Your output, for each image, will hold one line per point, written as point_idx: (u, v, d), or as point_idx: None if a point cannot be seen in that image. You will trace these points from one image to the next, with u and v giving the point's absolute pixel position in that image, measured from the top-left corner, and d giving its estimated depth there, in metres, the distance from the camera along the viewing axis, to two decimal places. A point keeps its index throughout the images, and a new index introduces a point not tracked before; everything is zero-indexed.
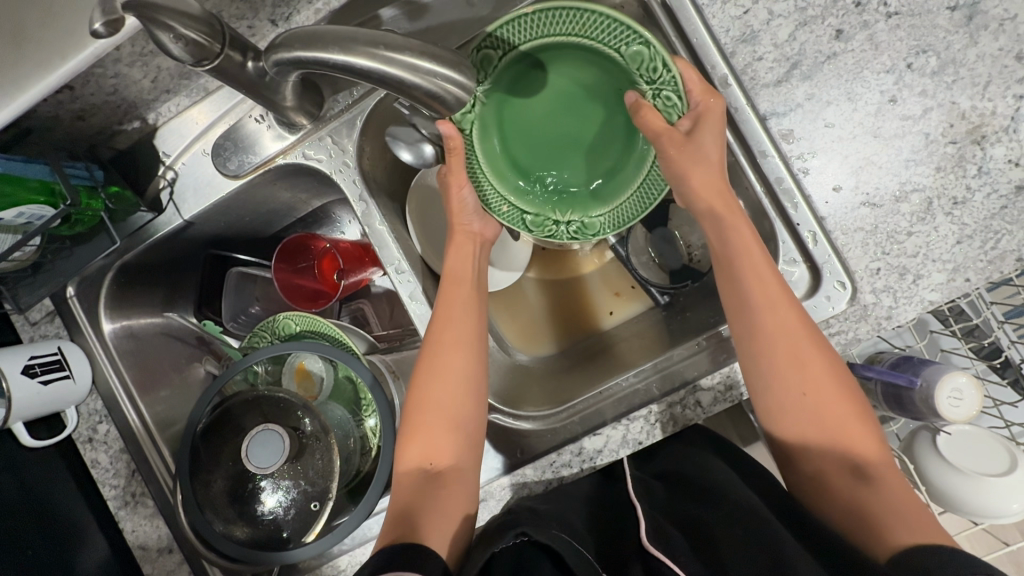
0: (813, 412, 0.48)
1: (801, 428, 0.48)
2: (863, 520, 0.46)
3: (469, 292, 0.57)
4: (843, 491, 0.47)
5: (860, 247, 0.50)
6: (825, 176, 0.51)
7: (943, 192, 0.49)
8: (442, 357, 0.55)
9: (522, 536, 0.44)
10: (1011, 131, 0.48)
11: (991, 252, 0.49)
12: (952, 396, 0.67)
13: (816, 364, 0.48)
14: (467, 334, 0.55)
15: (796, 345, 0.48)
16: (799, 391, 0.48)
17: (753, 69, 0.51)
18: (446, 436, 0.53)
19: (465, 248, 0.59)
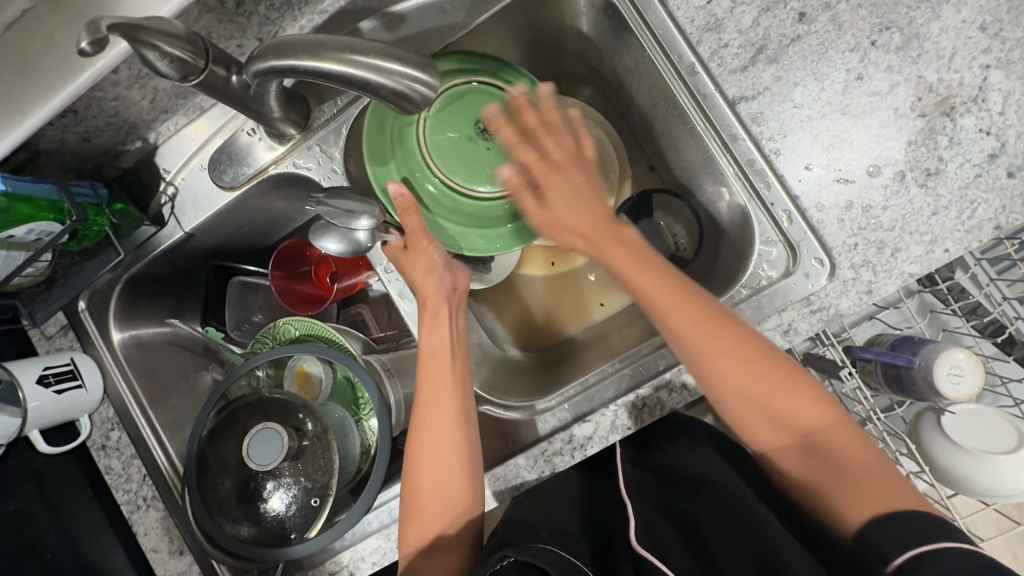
0: (745, 381, 0.49)
1: (759, 425, 0.49)
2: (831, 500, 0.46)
3: (448, 365, 0.57)
4: (809, 472, 0.47)
5: (836, 223, 0.51)
6: (797, 158, 0.52)
7: (915, 165, 0.50)
8: (427, 440, 0.55)
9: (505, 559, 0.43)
10: (980, 101, 0.49)
11: (968, 221, 0.49)
12: (952, 373, 0.66)
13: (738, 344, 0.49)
14: (450, 411, 0.56)
15: (719, 354, 0.49)
16: (742, 393, 0.48)
17: (720, 56, 0.53)
18: (442, 497, 0.54)
19: (440, 312, 0.59)
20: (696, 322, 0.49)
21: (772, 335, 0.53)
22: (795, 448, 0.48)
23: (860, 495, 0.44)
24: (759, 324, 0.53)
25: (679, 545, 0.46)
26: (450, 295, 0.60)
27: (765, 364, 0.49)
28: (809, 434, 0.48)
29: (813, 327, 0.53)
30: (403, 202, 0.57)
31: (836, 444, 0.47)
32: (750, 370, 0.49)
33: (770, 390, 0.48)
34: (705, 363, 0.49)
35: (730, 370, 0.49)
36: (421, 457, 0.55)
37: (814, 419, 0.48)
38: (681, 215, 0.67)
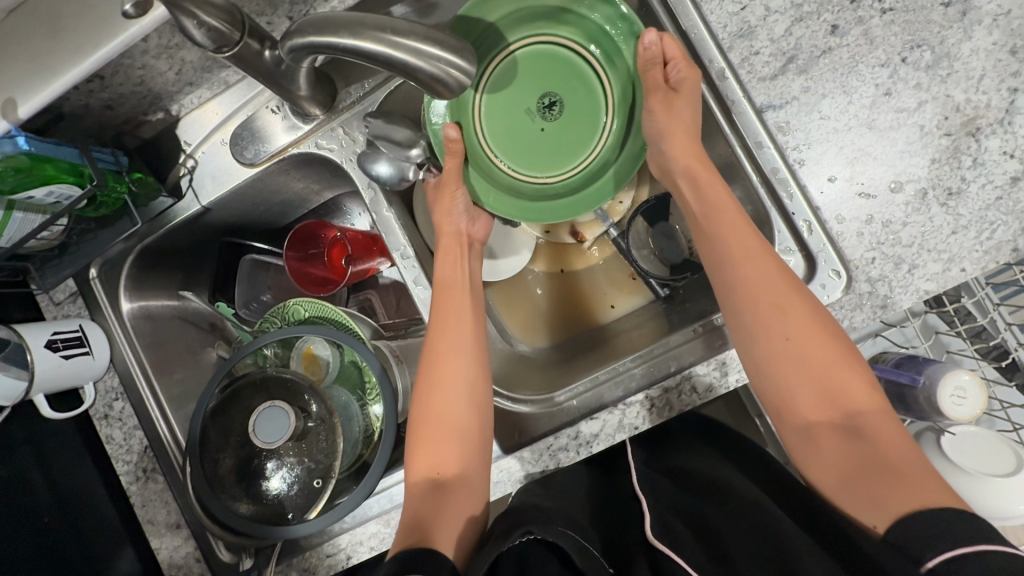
0: (796, 334, 0.49)
1: (806, 398, 0.48)
2: (860, 490, 0.44)
3: (461, 296, 0.59)
4: (848, 455, 0.46)
5: (855, 236, 0.51)
6: (822, 169, 0.52)
7: (938, 183, 0.50)
8: (441, 369, 0.56)
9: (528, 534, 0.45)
10: (1006, 124, 0.49)
11: (987, 242, 0.50)
12: (955, 394, 0.66)
13: (796, 309, 0.49)
14: (464, 339, 0.57)
15: (790, 313, 0.49)
16: (802, 357, 0.48)
17: (750, 63, 0.53)
18: (446, 426, 0.54)
19: (451, 251, 0.62)
20: (759, 271, 0.51)
21: None
22: (837, 428, 0.47)
23: (891, 485, 0.43)
24: None
25: (687, 536, 0.50)
26: (462, 240, 0.63)
27: (820, 339, 0.49)
28: (856, 419, 0.46)
29: None
30: (454, 147, 0.58)
31: (883, 432, 0.45)
32: (805, 335, 0.49)
33: (824, 364, 0.48)
34: (762, 319, 0.50)
35: (796, 334, 0.49)
36: (430, 386, 0.56)
37: (864, 402, 0.47)
38: None
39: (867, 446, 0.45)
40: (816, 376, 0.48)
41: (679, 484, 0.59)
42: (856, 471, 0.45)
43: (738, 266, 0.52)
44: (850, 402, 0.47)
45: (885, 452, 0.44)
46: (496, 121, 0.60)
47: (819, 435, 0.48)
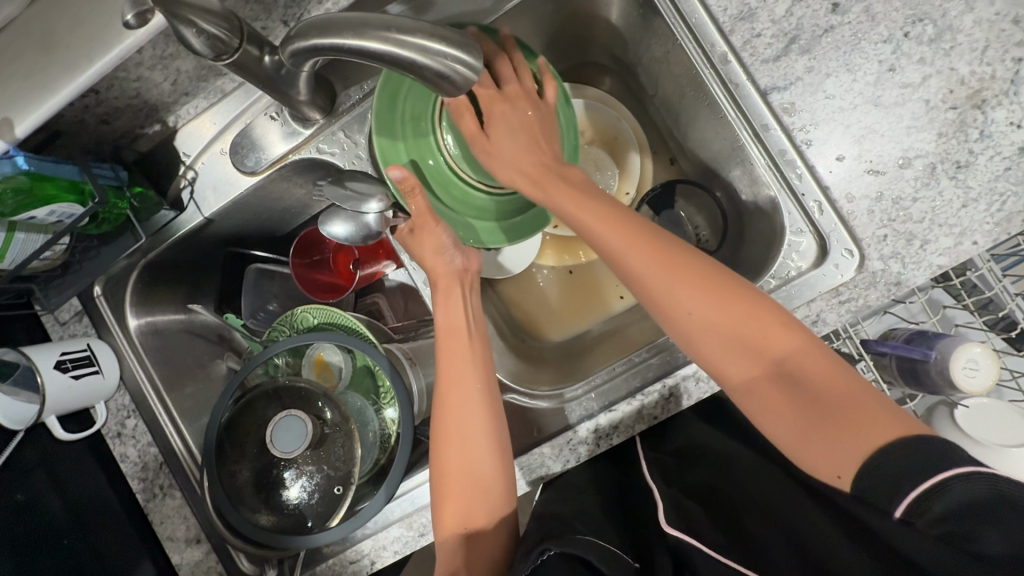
0: (705, 301, 0.48)
1: (734, 366, 0.47)
2: (817, 446, 0.44)
3: (466, 343, 0.57)
4: (791, 415, 0.45)
5: (866, 214, 0.51)
6: (829, 149, 0.52)
7: (946, 157, 0.50)
8: (453, 422, 0.55)
9: (546, 551, 0.45)
10: (1011, 94, 0.49)
11: (997, 213, 0.50)
12: (968, 367, 0.67)
13: (696, 284, 0.48)
14: (472, 388, 0.55)
15: (692, 287, 0.48)
16: (714, 328, 0.47)
17: (752, 46, 0.52)
18: (473, 474, 0.54)
19: (454, 290, 0.60)
20: (650, 257, 0.50)
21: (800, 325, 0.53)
22: (768, 388, 0.46)
23: (844, 430, 0.42)
24: (787, 315, 0.53)
25: (707, 525, 0.49)
26: (461, 277, 0.61)
27: (730, 304, 0.47)
28: (785, 367, 0.46)
29: (841, 317, 0.53)
30: (409, 182, 0.57)
31: (810, 376, 0.45)
32: (714, 302, 0.48)
33: (740, 329, 0.47)
34: (673, 303, 0.49)
35: (710, 307, 0.47)
36: (448, 437, 0.55)
37: (786, 350, 0.46)
38: (703, 209, 0.67)
39: (807, 394, 0.45)
40: (742, 346, 0.47)
41: (689, 468, 0.59)
42: (805, 422, 0.44)
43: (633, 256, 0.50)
44: (774, 358, 0.46)
45: (829, 389, 0.44)
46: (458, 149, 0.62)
47: (751, 387, 0.47)
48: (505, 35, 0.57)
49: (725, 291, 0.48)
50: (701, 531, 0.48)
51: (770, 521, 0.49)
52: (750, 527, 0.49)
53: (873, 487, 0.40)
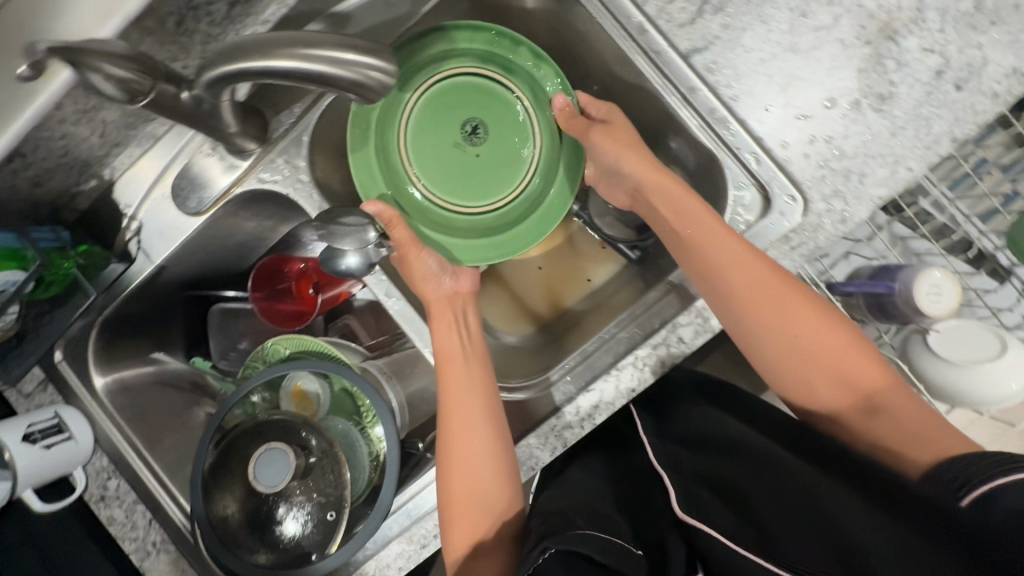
0: (782, 332, 0.51)
1: (822, 391, 0.51)
2: (882, 451, 0.49)
3: (464, 363, 0.57)
4: (870, 434, 0.50)
5: (802, 158, 0.52)
6: (758, 103, 0.53)
7: (868, 91, 0.51)
8: (457, 442, 0.54)
9: (546, 549, 0.43)
10: (920, 21, 0.50)
11: (925, 138, 0.51)
12: (931, 291, 0.69)
13: (802, 315, 0.51)
14: (474, 407, 0.55)
15: (767, 311, 0.52)
16: (808, 361, 0.51)
17: (667, 12, 0.53)
18: (479, 494, 0.53)
19: (446, 310, 0.60)
20: (751, 283, 0.52)
21: None
22: (838, 398, 0.51)
23: (911, 436, 0.48)
24: None
25: (723, 508, 0.46)
26: (451, 300, 0.61)
27: (830, 331, 0.51)
28: (872, 397, 0.50)
29: (794, 262, 0.54)
30: (388, 215, 0.58)
31: (870, 382, 0.50)
32: (808, 333, 0.51)
33: (833, 355, 0.51)
34: (749, 330, 0.53)
35: (765, 318, 0.51)
36: (456, 458, 0.54)
37: (871, 381, 0.50)
38: None
39: (889, 418, 0.49)
40: (831, 375, 0.51)
41: (693, 447, 0.56)
42: (881, 438, 0.49)
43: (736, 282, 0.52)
44: (866, 388, 0.50)
45: (903, 418, 0.48)
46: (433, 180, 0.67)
47: (837, 414, 0.52)
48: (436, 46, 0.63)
49: (811, 324, 0.51)
50: (709, 511, 0.45)
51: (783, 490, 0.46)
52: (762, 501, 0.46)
53: (935, 476, 0.43)
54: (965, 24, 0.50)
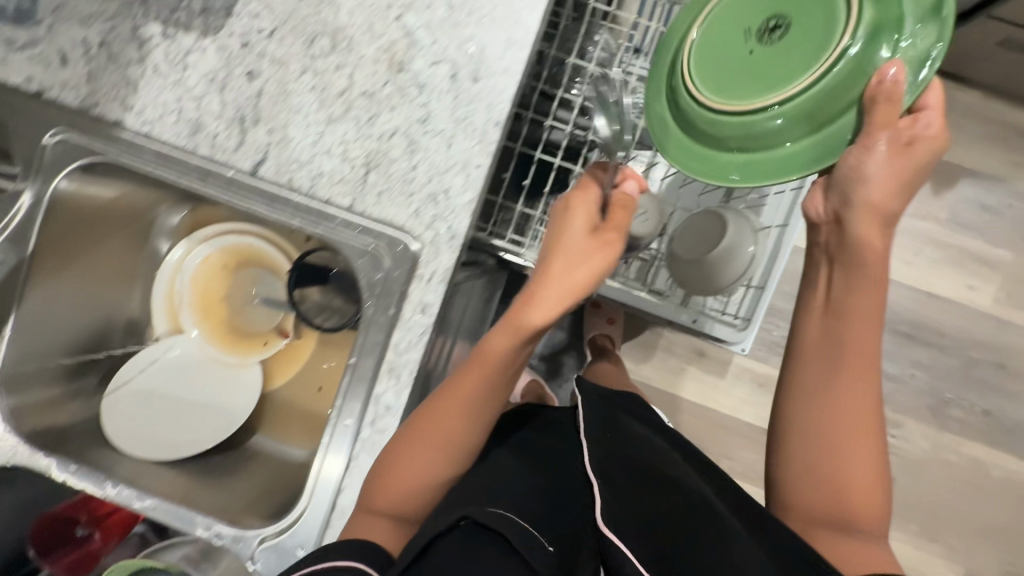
0: (857, 443, 0.53)
1: (849, 477, 0.52)
2: (825, 543, 0.52)
3: (425, 444, 0.55)
4: (838, 541, 0.52)
5: (391, 204, 0.56)
6: (335, 180, 0.56)
7: (408, 120, 0.55)
8: (421, 461, 0.54)
9: (465, 517, 0.46)
10: (415, 43, 0.54)
11: (476, 133, 0.54)
12: None
13: (858, 410, 0.54)
14: (409, 486, 0.54)
15: (862, 387, 0.54)
16: (838, 443, 0.53)
17: (217, 144, 0.57)
18: (383, 506, 0.54)
19: (468, 391, 0.55)
20: (865, 378, 0.54)
21: (415, 319, 0.56)
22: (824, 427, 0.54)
23: (851, 551, 0.51)
24: (400, 316, 0.56)
25: (638, 530, 0.49)
26: (492, 377, 0.55)
27: (863, 419, 0.53)
28: (849, 527, 0.52)
29: (439, 292, 0.56)
30: (581, 245, 0.53)
31: (829, 491, 0.53)
32: (861, 441, 0.53)
33: (859, 434, 0.54)
34: (829, 395, 0.54)
35: (846, 403, 0.54)
36: (421, 438, 0.55)
37: (867, 522, 0.52)
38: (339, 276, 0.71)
39: (845, 531, 0.52)
40: (839, 471, 0.53)
41: (631, 467, 0.57)
42: (834, 549, 0.52)
43: (861, 351, 0.53)
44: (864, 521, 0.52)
45: (850, 549, 0.51)
46: (705, 46, 0.54)
47: (840, 512, 0.52)
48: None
49: (867, 433, 0.53)
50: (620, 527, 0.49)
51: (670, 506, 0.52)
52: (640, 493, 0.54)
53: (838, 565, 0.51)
54: (447, 27, 0.54)
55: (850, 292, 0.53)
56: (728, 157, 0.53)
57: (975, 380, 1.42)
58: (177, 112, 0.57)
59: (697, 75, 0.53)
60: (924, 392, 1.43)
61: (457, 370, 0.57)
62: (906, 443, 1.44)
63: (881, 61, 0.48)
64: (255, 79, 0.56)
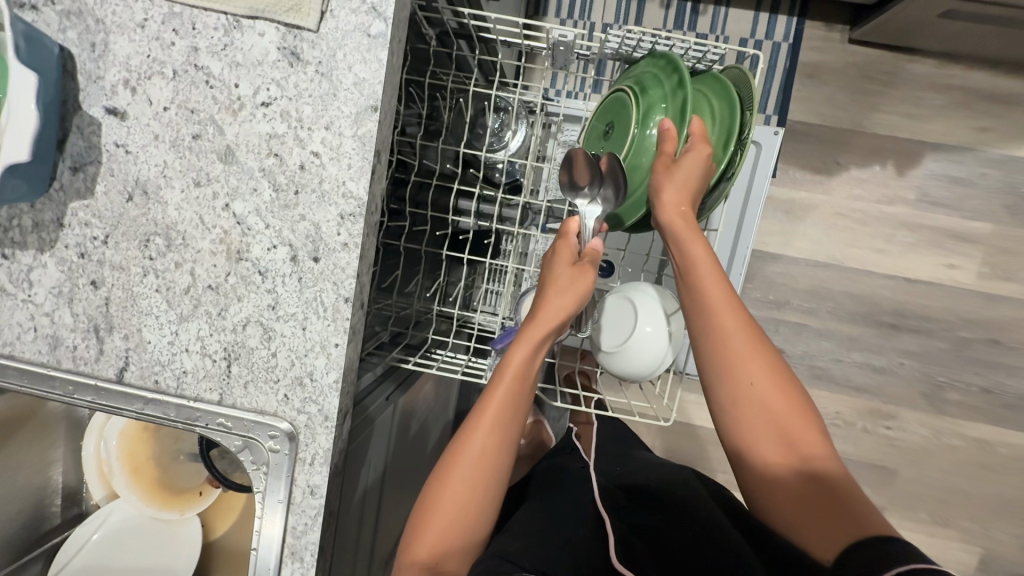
0: (773, 390, 0.55)
1: (773, 442, 0.54)
2: (811, 524, 0.51)
3: (444, 469, 0.58)
4: (806, 508, 0.51)
5: (259, 393, 0.54)
6: (200, 377, 0.54)
7: (257, 309, 0.53)
8: (436, 499, 0.57)
9: None
10: (249, 230, 0.51)
11: (327, 312, 0.52)
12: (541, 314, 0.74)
13: (763, 377, 0.55)
14: (439, 529, 0.56)
15: (752, 358, 0.56)
16: (778, 407, 0.54)
17: (79, 356, 0.55)
18: (421, 555, 0.55)
19: (472, 441, 0.58)
20: (739, 330, 0.57)
21: (306, 501, 0.55)
22: (741, 411, 0.55)
23: (823, 513, 0.50)
24: (290, 501, 0.55)
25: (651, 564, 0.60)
26: (493, 428, 0.58)
27: (784, 393, 0.55)
28: (812, 468, 0.52)
29: (325, 472, 0.55)
30: (565, 278, 0.63)
31: (762, 438, 0.54)
32: (776, 397, 0.55)
33: (784, 412, 0.54)
34: (742, 375, 0.56)
35: (751, 368, 0.55)
36: (437, 476, 0.58)
37: (822, 458, 0.53)
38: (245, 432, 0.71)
39: (825, 501, 0.51)
40: (788, 432, 0.54)
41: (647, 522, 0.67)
42: (823, 520, 0.50)
43: (728, 322, 0.57)
44: (811, 460, 0.53)
45: (841, 509, 0.50)
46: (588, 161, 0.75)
47: (784, 483, 0.53)
48: (666, 53, 0.64)
49: (785, 389, 0.55)
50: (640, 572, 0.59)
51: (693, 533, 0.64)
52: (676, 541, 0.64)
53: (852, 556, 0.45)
54: (277, 210, 0.51)
55: (701, 259, 0.59)
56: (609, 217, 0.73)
57: (971, 360, 1.36)
58: (33, 330, 0.55)
59: None
60: (918, 379, 1.38)
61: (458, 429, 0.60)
62: (905, 434, 1.40)
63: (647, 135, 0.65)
64: (100, 288, 0.54)
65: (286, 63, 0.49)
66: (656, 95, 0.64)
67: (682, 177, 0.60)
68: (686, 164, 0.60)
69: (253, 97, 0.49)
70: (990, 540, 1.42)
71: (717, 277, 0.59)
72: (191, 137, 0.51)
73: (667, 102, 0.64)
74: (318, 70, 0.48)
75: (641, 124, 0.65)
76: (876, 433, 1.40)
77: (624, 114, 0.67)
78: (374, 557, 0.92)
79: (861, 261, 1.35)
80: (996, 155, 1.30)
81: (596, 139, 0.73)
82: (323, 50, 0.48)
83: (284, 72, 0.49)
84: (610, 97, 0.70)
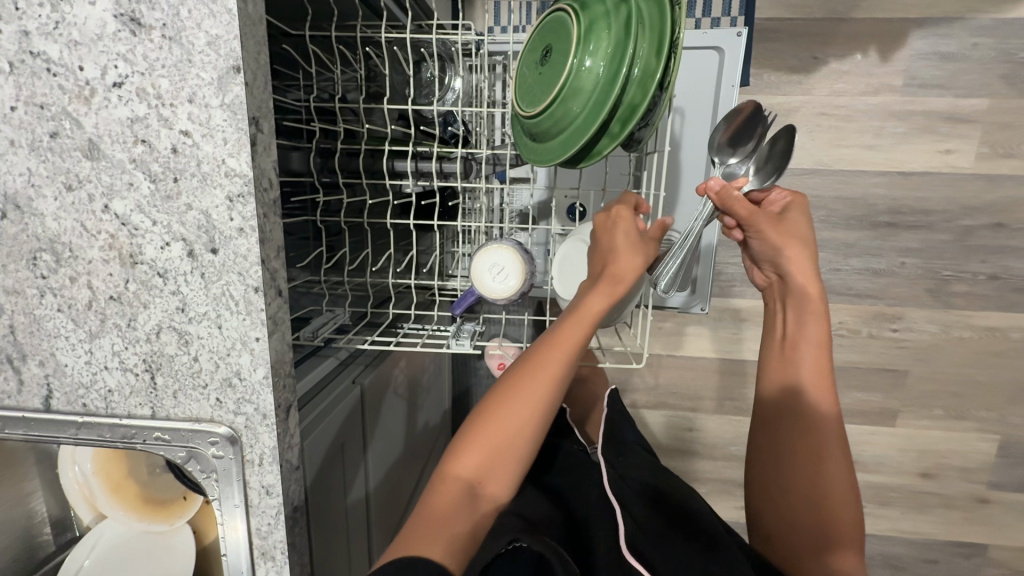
0: (821, 405, 0.66)
1: (796, 445, 0.66)
2: (795, 523, 0.66)
3: (516, 403, 0.56)
4: (795, 508, 0.66)
5: (191, 400, 0.51)
6: (128, 393, 0.51)
7: (167, 314, 0.48)
8: (497, 424, 0.55)
9: (515, 541, 0.48)
10: (136, 230, 0.47)
11: (239, 306, 0.47)
12: (497, 273, 0.70)
13: (818, 393, 0.66)
14: (494, 455, 0.55)
15: (813, 364, 0.67)
16: (816, 421, 0.66)
17: (0, 390, 0.52)
18: (465, 472, 0.54)
19: (546, 387, 0.57)
20: (814, 346, 0.67)
21: (264, 502, 0.52)
22: (780, 428, 0.68)
23: (807, 519, 0.65)
24: (248, 503, 0.52)
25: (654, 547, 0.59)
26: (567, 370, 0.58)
27: (828, 420, 0.66)
28: (820, 494, 0.64)
29: (277, 471, 0.52)
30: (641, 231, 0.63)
31: (790, 432, 0.67)
32: (821, 416, 0.66)
33: (818, 431, 0.66)
34: (801, 372, 0.67)
35: (812, 376, 0.67)
36: (501, 408, 0.56)
37: (836, 492, 0.64)
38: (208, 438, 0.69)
39: (818, 514, 0.64)
40: (813, 449, 0.65)
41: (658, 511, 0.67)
42: (805, 524, 0.65)
43: (810, 332, 0.67)
44: (825, 486, 0.64)
45: (826, 528, 0.63)
46: (520, 95, 0.64)
47: (792, 480, 0.66)
48: None
49: (826, 418, 0.66)
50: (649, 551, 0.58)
51: (701, 551, 0.61)
52: (677, 546, 0.61)
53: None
54: (160, 203, 0.46)
55: (801, 279, 0.67)
56: (549, 149, 0.60)
57: (976, 248, 1.29)
58: None
59: (518, 108, 0.63)
60: (922, 276, 1.31)
61: (528, 359, 0.58)
62: (912, 334, 1.35)
63: (597, 47, 0.56)
64: (1, 317, 0.50)
65: (127, 32, 0.42)
66: (602, 10, 0.57)
67: (789, 228, 0.67)
68: (793, 217, 0.68)
69: (103, 79, 0.43)
70: (1010, 426, 1.39)
71: (817, 298, 0.67)
72: (49, 136, 0.45)
73: (610, 19, 0.56)
74: (164, 35, 0.42)
75: (582, 41, 0.56)
76: (883, 337, 1.36)
77: (566, 31, 0.59)
78: (380, 533, 0.92)
79: (851, 162, 1.27)
80: (987, 20, 1.18)
81: (531, 71, 0.63)
82: (164, 10, 0.42)
83: (128, 43, 0.43)
84: (547, 25, 0.62)
